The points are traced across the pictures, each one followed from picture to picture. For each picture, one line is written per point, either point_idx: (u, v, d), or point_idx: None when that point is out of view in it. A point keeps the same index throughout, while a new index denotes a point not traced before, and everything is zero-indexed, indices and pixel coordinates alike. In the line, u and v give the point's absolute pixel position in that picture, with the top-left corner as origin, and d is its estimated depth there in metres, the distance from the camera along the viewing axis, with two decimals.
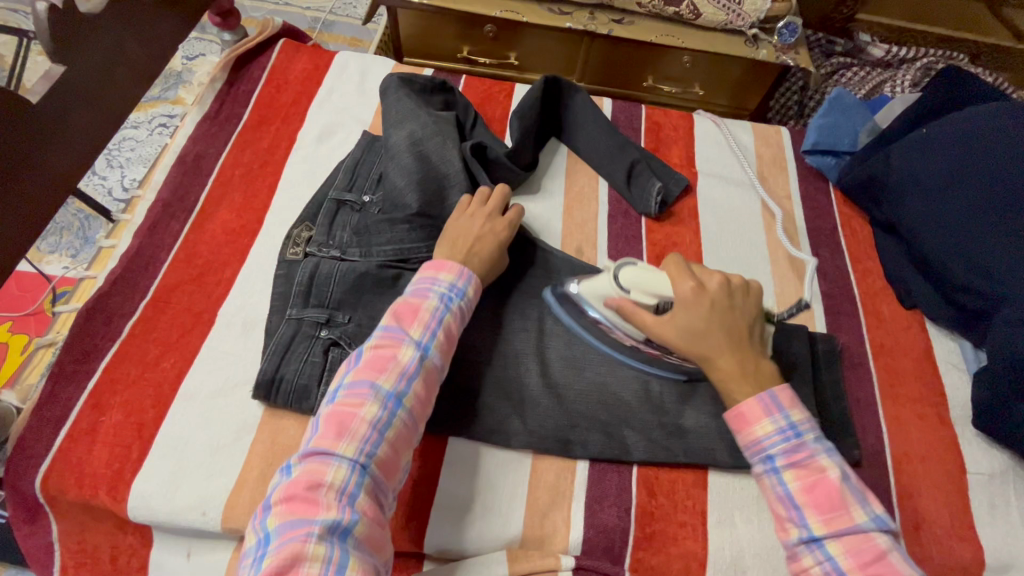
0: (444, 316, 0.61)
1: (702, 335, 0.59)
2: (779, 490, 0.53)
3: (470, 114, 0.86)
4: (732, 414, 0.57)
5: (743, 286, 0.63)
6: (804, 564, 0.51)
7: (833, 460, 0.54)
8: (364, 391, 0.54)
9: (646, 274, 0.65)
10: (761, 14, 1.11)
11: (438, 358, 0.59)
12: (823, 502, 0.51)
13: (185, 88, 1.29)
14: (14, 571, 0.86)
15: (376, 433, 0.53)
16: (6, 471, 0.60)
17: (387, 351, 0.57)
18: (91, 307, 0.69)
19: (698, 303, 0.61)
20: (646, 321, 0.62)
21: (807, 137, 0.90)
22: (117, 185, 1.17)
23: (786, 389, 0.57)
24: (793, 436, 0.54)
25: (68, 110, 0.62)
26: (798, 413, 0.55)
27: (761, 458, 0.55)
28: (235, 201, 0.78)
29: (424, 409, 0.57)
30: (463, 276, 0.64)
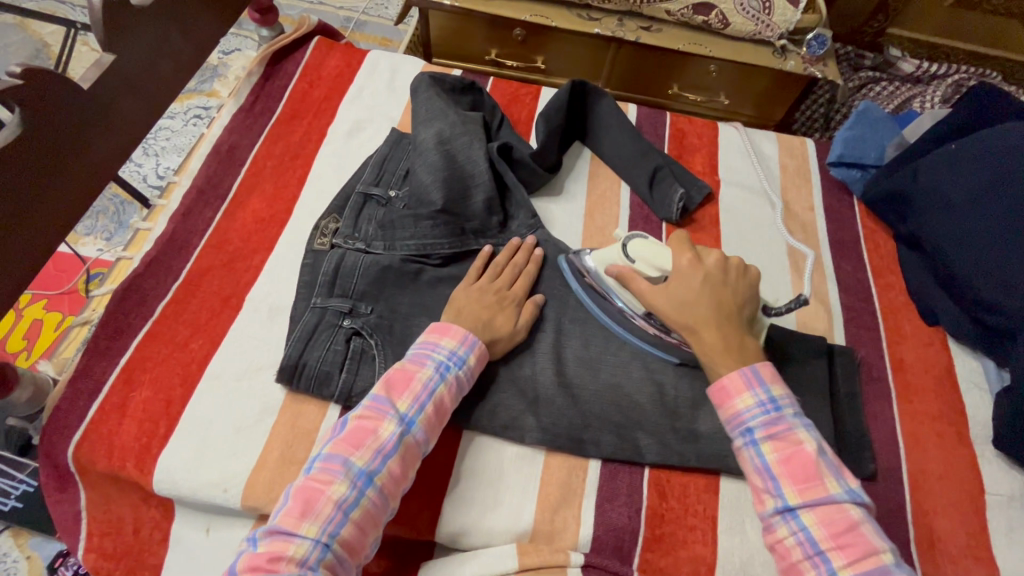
0: (437, 387, 0.60)
1: (691, 305, 0.64)
2: (756, 461, 0.56)
3: (497, 115, 0.88)
4: (715, 388, 0.61)
5: (741, 269, 0.67)
6: (779, 535, 0.54)
7: (810, 434, 0.57)
8: (336, 469, 0.55)
9: (651, 249, 0.68)
10: (790, 26, 1.10)
11: (421, 435, 0.59)
12: (798, 472, 0.55)
13: (220, 82, 1.33)
14: (39, 538, 0.89)
15: (341, 514, 0.53)
16: (41, 439, 0.63)
17: (369, 424, 0.57)
18: (126, 287, 0.72)
19: (693, 274, 0.65)
20: (640, 288, 0.67)
21: (833, 148, 0.89)
22: (152, 172, 1.21)
23: (767, 366, 0.60)
24: (772, 410, 0.58)
25: (116, 96, 0.65)
26: (779, 389, 0.59)
27: (741, 431, 0.58)
28: (266, 190, 0.81)
29: (399, 487, 0.57)
30: (466, 342, 0.64)
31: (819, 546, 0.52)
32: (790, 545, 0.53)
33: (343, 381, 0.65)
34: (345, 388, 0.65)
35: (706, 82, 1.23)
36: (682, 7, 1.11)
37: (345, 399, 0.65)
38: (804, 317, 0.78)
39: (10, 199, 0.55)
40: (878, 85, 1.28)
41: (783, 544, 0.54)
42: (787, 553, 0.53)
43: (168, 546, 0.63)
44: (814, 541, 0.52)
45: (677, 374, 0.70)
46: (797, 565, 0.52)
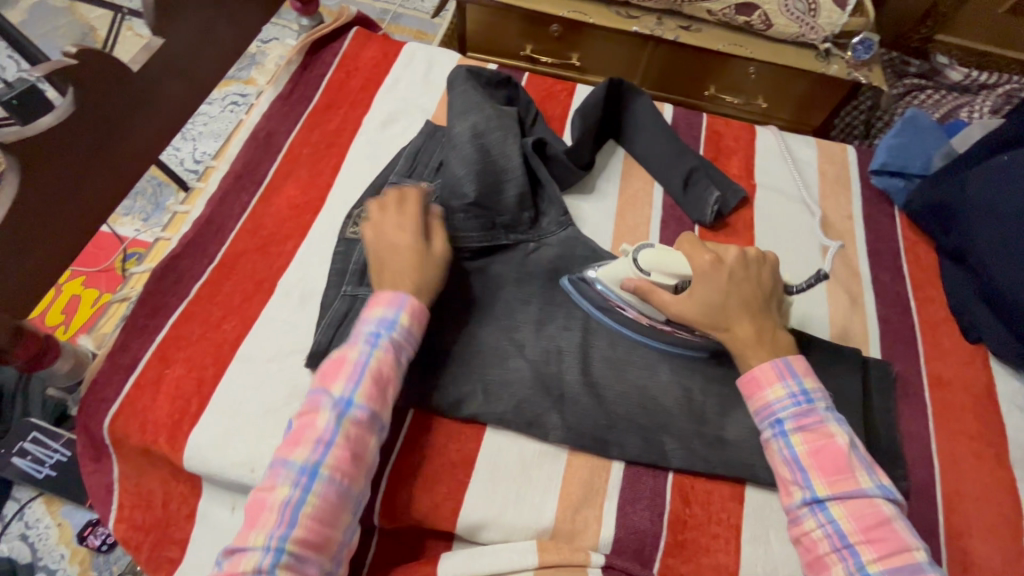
0: (369, 359, 0.59)
1: (720, 307, 0.63)
2: (785, 453, 0.57)
3: (531, 111, 0.87)
4: (745, 379, 0.61)
5: (760, 258, 0.66)
6: (805, 527, 0.55)
7: (843, 428, 0.58)
8: (278, 473, 0.54)
9: (664, 255, 0.66)
10: (836, 28, 1.08)
11: (362, 412, 0.57)
12: (829, 465, 0.55)
13: (258, 69, 1.35)
14: (69, 507, 0.92)
15: (289, 516, 0.51)
16: (79, 410, 0.65)
17: (307, 418, 0.57)
18: (164, 267, 0.73)
19: (717, 275, 0.64)
20: (664, 301, 0.65)
21: (876, 156, 0.87)
22: (188, 156, 1.23)
23: (800, 359, 0.62)
24: (804, 403, 0.58)
25: (163, 79, 0.67)
26: (811, 382, 0.60)
27: (770, 422, 0.59)
28: (301, 177, 0.82)
29: (352, 472, 0.55)
30: (395, 303, 0.62)
31: (848, 540, 0.52)
32: (817, 537, 0.54)
33: None
34: None
35: (745, 85, 1.21)
36: (725, 7, 1.09)
37: None
38: (838, 327, 0.76)
39: (63, 175, 0.57)
40: (922, 93, 1.24)
41: (809, 538, 0.54)
42: (813, 547, 0.54)
43: (195, 522, 0.64)
44: (844, 534, 0.53)
45: (705, 379, 0.69)
46: (824, 558, 0.53)
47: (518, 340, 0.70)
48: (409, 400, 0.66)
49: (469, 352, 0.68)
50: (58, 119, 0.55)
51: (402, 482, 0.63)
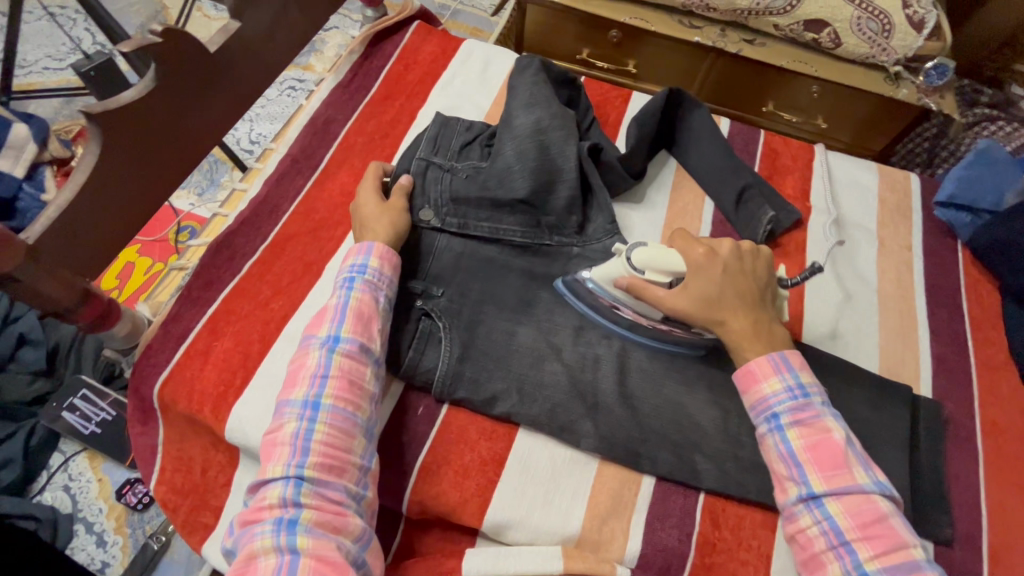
0: (349, 299, 0.62)
1: (716, 301, 0.62)
2: (781, 447, 0.57)
3: (588, 116, 0.87)
4: (742, 373, 0.61)
5: (753, 251, 0.65)
6: (802, 524, 0.54)
7: (838, 423, 0.57)
8: (283, 412, 0.57)
9: (658, 254, 0.64)
10: (910, 52, 1.05)
11: (351, 344, 0.60)
12: (826, 459, 0.55)
13: (317, 57, 1.39)
14: (109, 464, 0.96)
15: (301, 445, 0.55)
16: (133, 373, 0.68)
17: (300, 362, 0.60)
18: (220, 242, 0.76)
19: (711, 267, 0.63)
20: (657, 296, 0.63)
21: (943, 187, 0.83)
22: (245, 136, 1.27)
23: (797, 354, 0.61)
24: (800, 396, 0.58)
25: (236, 61, 0.69)
26: (807, 376, 0.60)
27: (766, 417, 0.59)
28: (355, 165, 0.83)
29: (354, 398, 0.58)
30: (362, 251, 0.66)
31: (844, 537, 0.52)
32: (813, 535, 0.53)
33: (410, 358, 0.66)
34: (408, 366, 0.66)
35: (804, 102, 1.18)
36: (793, 23, 1.06)
37: (407, 376, 0.66)
38: (888, 361, 0.73)
39: (136, 147, 0.59)
40: (992, 124, 1.17)
41: (805, 535, 0.54)
42: (810, 544, 0.54)
43: (231, 491, 0.66)
44: (840, 531, 0.52)
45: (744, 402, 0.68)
46: (820, 555, 0.53)
47: (556, 344, 0.69)
48: (445, 395, 0.66)
49: (508, 352, 0.68)
50: (139, 93, 0.57)
51: (432, 475, 0.63)
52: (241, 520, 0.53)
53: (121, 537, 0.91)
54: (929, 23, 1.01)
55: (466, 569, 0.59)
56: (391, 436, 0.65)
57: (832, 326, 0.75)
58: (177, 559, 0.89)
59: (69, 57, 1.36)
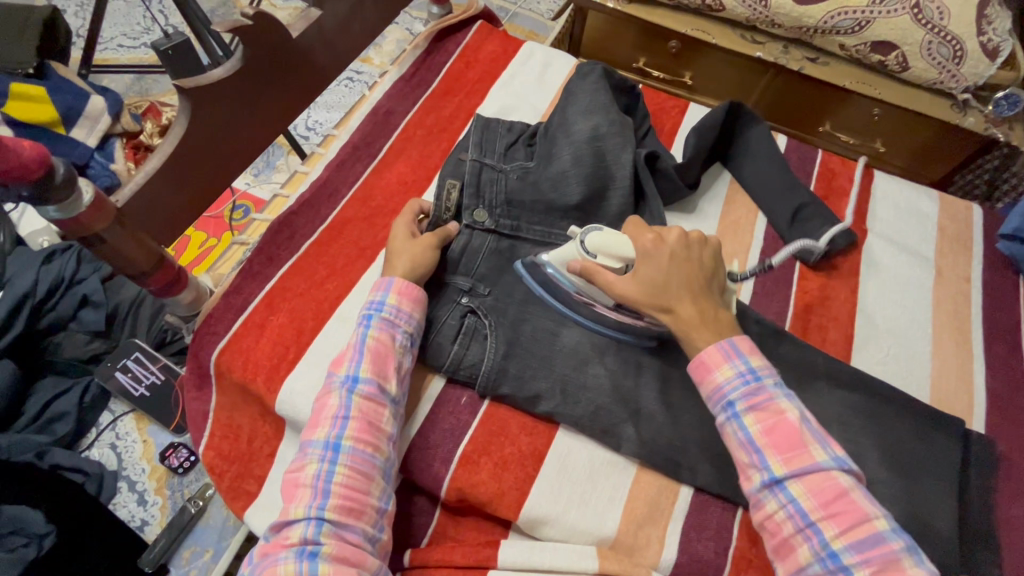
0: (367, 337, 0.62)
1: (664, 287, 0.61)
2: (740, 435, 0.56)
3: (645, 124, 0.87)
4: (693, 364, 0.60)
5: (701, 239, 0.65)
6: (768, 509, 0.53)
7: (792, 403, 0.56)
8: (305, 452, 0.58)
9: (612, 238, 0.64)
10: (981, 80, 1.02)
11: (369, 385, 0.60)
12: (783, 442, 0.54)
13: (375, 50, 1.42)
14: (154, 428, 1.00)
15: (322, 487, 0.55)
16: (192, 340, 0.70)
17: (322, 401, 0.60)
18: (281, 221, 0.78)
19: (658, 254, 0.62)
20: (608, 281, 0.63)
21: (1010, 220, 0.81)
22: (302, 122, 1.30)
23: (745, 340, 0.60)
24: (752, 381, 0.57)
25: (313, 48, 0.71)
26: (758, 359, 0.58)
27: (722, 406, 0.58)
28: (412, 156, 0.85)
29: (373, 439, 0.58)
30: (383, 286, 0.66)
31: (810, 519, 0.51)
32: (780, 520, 0.52)
33: (455, 352, 0.67)
34: (456, 359, 0.67)
35: (863, 124, 1.17)
36: (860, 43, 1.05)
37: (451, 370, 0.67)
38: (940, 393, 0.71)
39: (218, 124, 0.62)
40: None
41: (773, 521, 0.53)
42: (778, 530, 0.53)
43: (274, 462, 0.68)
44: (805, 513, 0.51)
45: None
46: (789, 541, 0.52)
47: (601, 346, 0.69)
48: (487, 390, 0.66)
49: (553, 350, 0.68)
50: (228, 72, 0.61)
51: (471, 464, 0.63)
52: (261, 551, 0.54)
53: (161, 497, 0.95)
54: (1003, 52, 0.99)
55: (502, 559, 0.60)
56: (435, 422, 0.66)
57: (882, 352, 0.74)
58: (211, 524, 0.90)
59: (143, 37, 1.43)
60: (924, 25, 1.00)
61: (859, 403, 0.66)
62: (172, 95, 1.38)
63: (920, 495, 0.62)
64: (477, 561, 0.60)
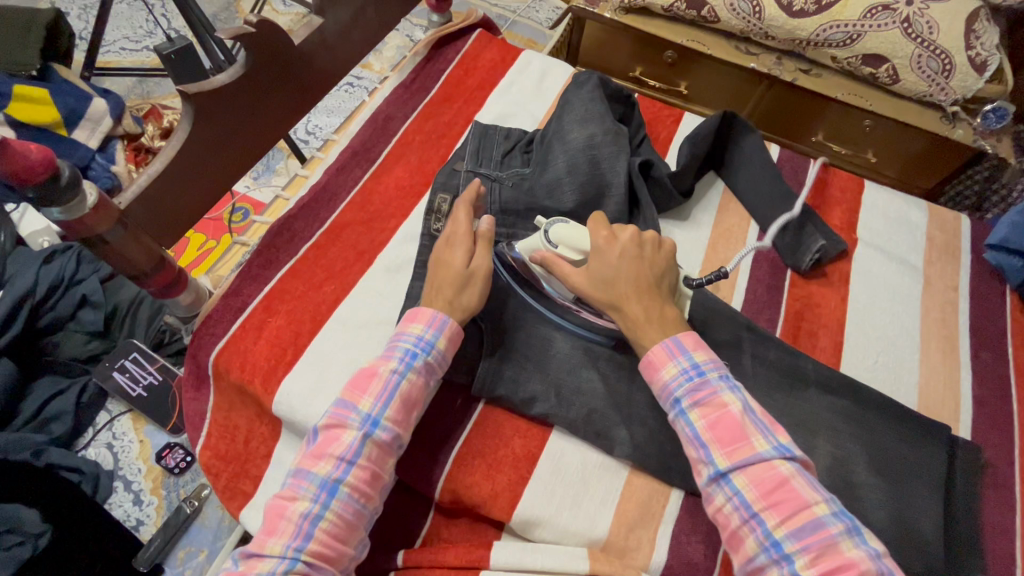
0: (400, 381, 0.61)
1: (612, 283, 0.63)
2: (687, 431, 0.57)
3: (640, 133, 0.89)
4: (643, 363, 0.61)
5: (655, 242, 0.67)
6: (717, 503, 0.54)
7: (736, 396, 0.57)
8: (300, 483, 0.56)
9: (576, 231, 0.67)
10: (968, 93, 1.04)
11: (386, 432, 0.59)
12: (726, 436, 0.55)
13: (376, 56, 1.44)
14: (151, 428, 1.01)
15: (305, 528, 0.54)
16: (192, 340, 0.71)
17: (334, 432, 0.59)
18: (280, 225, 0.79)
19: (610, 251, 0.65)
20: (565, 271, 0.65)
21: (996, 230, 0.82)
22: (302, 127, 1.32)
23: (690, 335, 0.61)
24: (696, 376, 0.58)
25: (315, 55, 0.73)
26: (702, 355, 0.59)
27: (670, 403, 0.59)
28: (411, 161, 0.86)
29: (369, 489, 0.58)
30: (431, 323, 0.64)
31: (753, 510, 0.52)
32: (727, 512, 0.53)
33: (455, 356, 0.69)
34: (452, 361, 0.69)
35: (855, 134, 1.19)
36: (852, 56, 1.07)
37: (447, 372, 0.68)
38: (927, 399, 0.73)
39: (219, 130, 0.63)
40: None
41: (723, 513, 0.54)
42: (727, 522, 0.53)
43: (270, 462, 0.69)
44: (748, 504, 0.52)
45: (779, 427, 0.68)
46: (737, 532, 0.53)
47: (595, 351, 0.70)
48: (482, 393, 0.67)
49: (547, 355, 0.69)
50: (230, 78, 0.62)
51: (465, 465, 0.64)
52: None
53: (156, 497, 0.95)
54: (991, 66, 1.01)
55: (494, 560, 0.60)
56: (429, 423, 0.67)
57: (871, 359, 0.75)
58: (207, 524, 0.92)
59: (145, 40, 1.44)
60: (914, 39, 1.02)
61: (846, 409, 0.68)
62: (173, 97, 1.39)
63: (906, 500, 0.62)
64: (468, 561, 0.61)
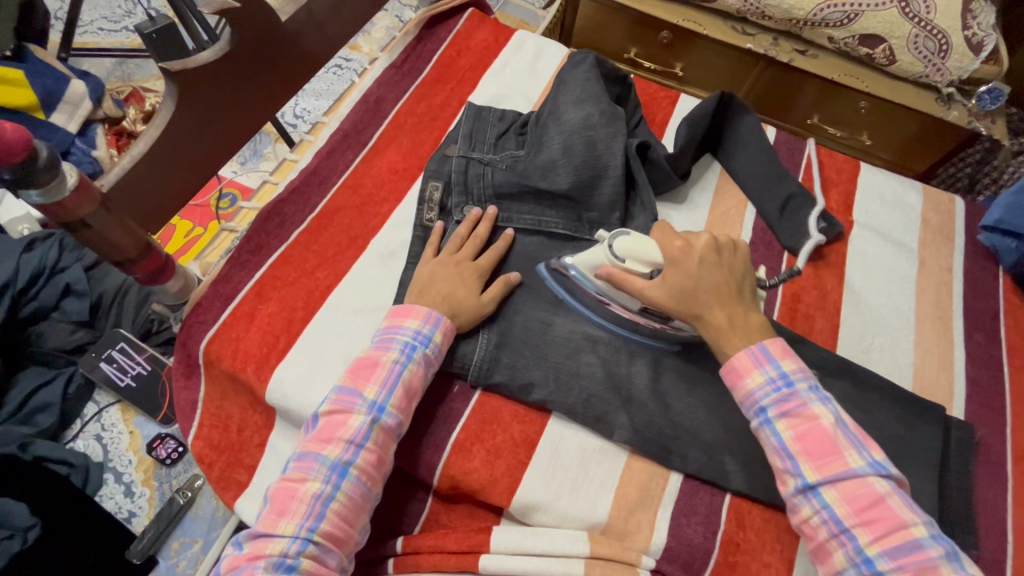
0: (402, 370, 0.60)
1: (692, 294, 0.62)
2: (773, 441, 0.56)
3: (636, 114, 0.87)
4: (725, 370, 0.60)
5: (731, 246, 0.66)
6: (803, 514, 0.54)
7: (827, 408, 0.56)
8: (309, 465, 0.55)
9: (640, 243, 0.65)
10: (965, 73, 1.05)
11: (393, 418, 0.59)
12: (816, 449, 0.54)
13: (364, 38, 1.41)
14: (140, 419, 0.99)
15: (317, 509, 0.53)
16: (181, 329, 0.70)
17: (338, 417, 0.58)
18: (269, 210, 0.77)
19: (687, 261, 0.63)
20: (638, 287, 0.64)
21: (991, 211, 0.82)
22: (289, 110, 1.28)
23: (777, 343, 0.60)
24: (784, 386, 0.57)
25: (302, 33, 0.70)
26: (790, 364, 0.58)
27: (755, 411, 0.58)
28: (403, 145, 0.84)
29: (376, 473, 0.57)
30: (428, 320, 0.64)
31: (844, 525, 0.52)
32: (815, 525, 0.53)
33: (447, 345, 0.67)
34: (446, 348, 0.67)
35: (850, 118, 1.18)
36: (848, 36, 1.06)
37: (444, 363, 0.67)
38: (922, 380, 0.73)
39: (204, 110, 0.61)
40: None
41: (809, 525, 0.54)
42: (814, 534, 0.53)
43: (265, 451, 0.68)
44: (839, 519, 0.52)
45: None
46: (825, 545, 0.53)
47: (593, 337, 0.69)
48: (478, 380, 0.66)
49: (545, 340, 0.68)
50: (215, 56, 0.59)
51: (464, 451, 0.64)
52: (230, 564, 0.52)
53: (149, 489, 0.93)
54: (987, 46, 1.01)
55: (495, 545, 0.60)
56: (427, 410, 0.66)
57: (867, 341, 0.75)
58: (201, 515, 0.89)
59: (125, 20, 1.39)
60: (912, 19, 1.01)
61: (843, 390, 0.68)
62: (155, 80, 1.35)
63: None
64: (469, 546, 0.61)
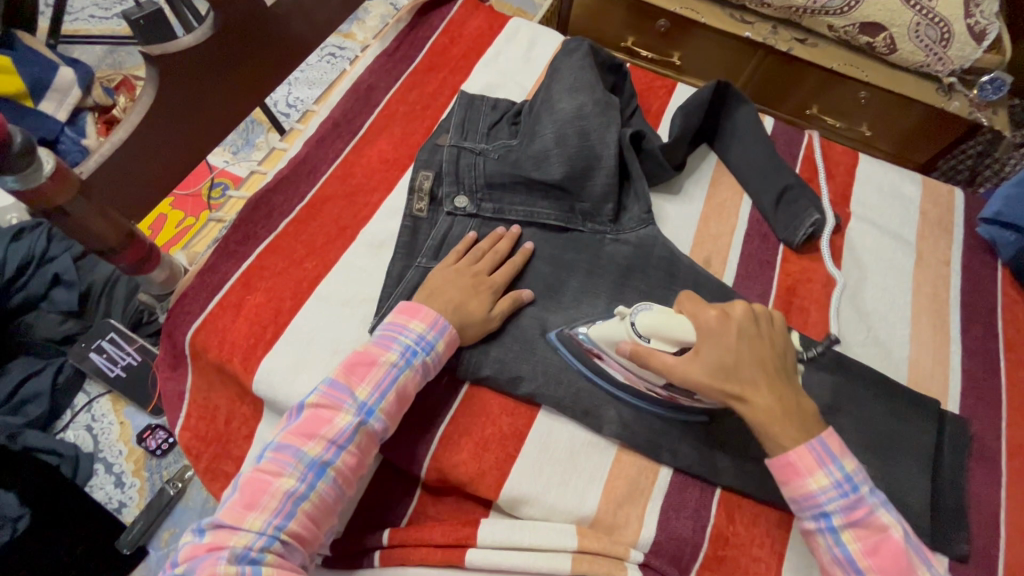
0: (400, 374, 0.60)
1: (734, 371, 0.57)
2: (838, 552, 0.54)
3: (631, 104, 0.86)
4: (782, 466, 0.56)
5: (767, 316, 0.61)
6: None
7: (891, 516, 0.55)
8: (286, 459, 0.55)
9: (665, 317, 0.59)
10: (966, 63, 1.03)
11: (381, 424, 0.58)
12: (888, 565, 0.52)
13: (358, 26, 1.39)
14: (131, 410, 0.99)
15: (288, 507, 0.53)
16: (167, 320, 0.69)
17: (325, 412, 0.57)
18: (258, 200, 0.76)
19: (725, 333, 0.58)
20: (666, 363, 0.58)
21: (990, 204, 0.81)
22: (282, 99, 1.27)
23: (834, 437, 0.57)
24: (850, 492, 0.54)
25: (289, 18, 0.69)
26: (851, 464, 0.55)
27: (815, 515, 0.55)
28: (394, 134, 0.83)
29: (353, 475, 0.57)
30: (435, 327, 0.63)
31: None
32: None
33: None
34: None
35: (849, 108, 1.17)
36: (849, 24, 1.04)
37: None
38: (917, 374, 0.72)
39: (187, 96, 0.60)
40: None
41: None
42: None
43: (252, 443, 0.68)
44: None
45: None
46: None
47: None
48: (468, 372, 0.66)
49: (535, 333, 0.67)
50: (197, 40, 0.58)
51: (452, 444, 0.63)
52: (189, 553, 0.51)
53: (139, 480, 0.94)
54: (990, 35, 0.99)
55: (481, 538, 0.60)
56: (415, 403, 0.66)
57: (862, 335, 0.74)
58: (191, 505, 0.91)
59: (115, 7, 1.38)
60: (912, 6, 0.99)
61: (836, 384, 0.67)
62: None
63: (892, 474, 0.63)
64: (455, 539, 0.60)
